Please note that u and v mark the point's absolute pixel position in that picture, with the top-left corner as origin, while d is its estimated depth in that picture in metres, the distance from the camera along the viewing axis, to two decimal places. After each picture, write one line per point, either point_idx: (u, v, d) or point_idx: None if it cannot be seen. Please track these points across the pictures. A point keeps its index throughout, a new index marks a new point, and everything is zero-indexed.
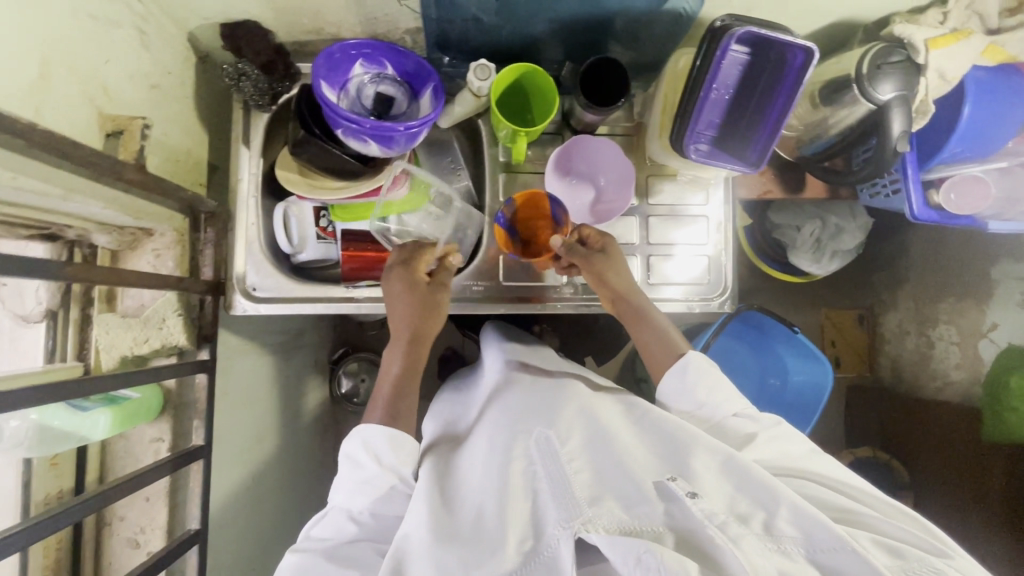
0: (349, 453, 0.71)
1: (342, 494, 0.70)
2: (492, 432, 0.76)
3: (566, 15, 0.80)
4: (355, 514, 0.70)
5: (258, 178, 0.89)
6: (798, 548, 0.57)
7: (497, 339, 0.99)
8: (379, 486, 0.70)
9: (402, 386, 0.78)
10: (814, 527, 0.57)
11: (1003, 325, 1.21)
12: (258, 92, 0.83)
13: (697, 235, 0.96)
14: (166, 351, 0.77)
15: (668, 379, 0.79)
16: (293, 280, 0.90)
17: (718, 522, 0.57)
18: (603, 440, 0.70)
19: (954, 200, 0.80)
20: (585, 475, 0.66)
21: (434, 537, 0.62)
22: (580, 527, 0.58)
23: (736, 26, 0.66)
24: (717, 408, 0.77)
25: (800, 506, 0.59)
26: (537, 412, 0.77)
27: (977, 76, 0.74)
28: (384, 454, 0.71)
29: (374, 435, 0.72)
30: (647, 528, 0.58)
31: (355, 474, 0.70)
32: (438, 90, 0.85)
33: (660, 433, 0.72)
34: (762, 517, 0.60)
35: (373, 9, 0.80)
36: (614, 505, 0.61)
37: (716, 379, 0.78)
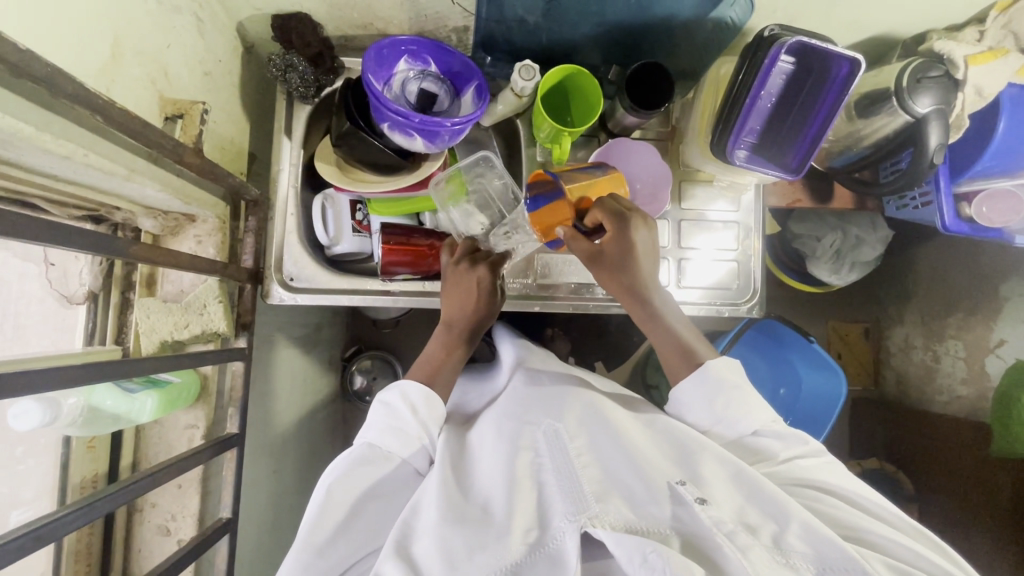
0: (386, 400, 0.74)
1: (373, 431, 0.71)
2: (500, 423, 0.78)
3: (614, 20, 0.82)
4: (384, 453, 0.70)
5: (298, 169, 0.89)
6: (809, 565, 0.55)
7: (510, 335, 1.03)
8: (411, 434, 0.71)
9: (455, 356, 0.81)
10: (827, 546, 0.56)
11: (1011, 341, 1.23)
12: (305, 83, 0.84)
13: (727, 240, 0.97)
14: (205, 336, 0.77)
15: (686, 385, 0.76)
16: (330, 272, 0.90)
17: (727, 530, 0.56)
18: (611, 437, 0.71)
19: (985, 213, 0.83)
20: (593, 471, 0.65)
21: (439, 521, 0.62)
22: (587, 521, 0.57)
23: (786, 35, 0.68)
24: (738, 424, 0.74)
25: (812, 525, 0.57)
26: (545, 406, 0.78)
27: (1012, 93, 0.77)
28: (418, 406, 0.73)
29: (413, 387, 0.74)
30: (654, 530, 0.58)
31: (390, 420, 0.72)
32: (481, 89, 0.86)
33: (672, 440, 0.72)
34: (772, 529, 0.59)
35: (424, 7, 0.81)
36: (621, 504, 0.61)
37: (739, 394, 0.74)
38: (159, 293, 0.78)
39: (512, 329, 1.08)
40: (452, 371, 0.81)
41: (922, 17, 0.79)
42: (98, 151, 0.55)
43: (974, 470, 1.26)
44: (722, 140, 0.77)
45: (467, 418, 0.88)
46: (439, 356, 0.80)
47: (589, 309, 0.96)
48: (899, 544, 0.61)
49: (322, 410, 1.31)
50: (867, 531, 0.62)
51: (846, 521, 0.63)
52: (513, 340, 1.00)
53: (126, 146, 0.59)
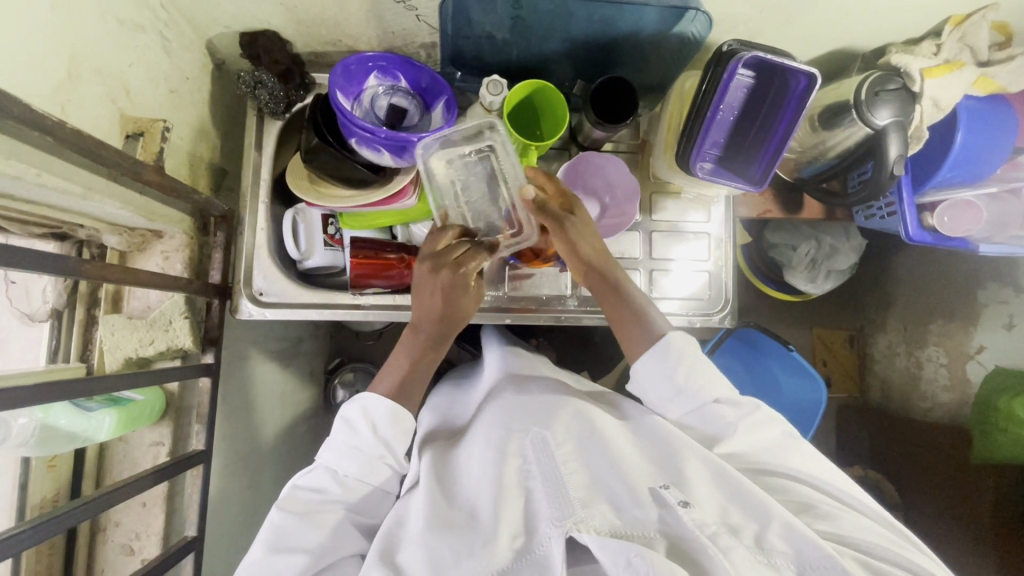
0: (346, 415, 0.72)
1: (331, 453, 0.70)
2: (485, 429, 0.76)
3: (578, 36, 0.83)
4: (340, 475, 0.69)
5: (269, 185, 0.90)
6: (790, 565, 0.57)
7: (497, 342, 1.00)
8: (369, 454, 0.70)
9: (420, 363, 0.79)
10: (807, 545, 0.57)
11: (990, 348, 1.24)
12: (274, 99, 0.85)
13: (698, 251, 0.98)
14: (170, 353, 0.77)
15: (644, 360, 0.74)
16: (300, 286, 0.90)
17: (709, 532, 0.57)
18: (597, 443, 0.70)
19: (947, 223, 0.83)
20: (580, 476, 0.66)
21: (427, 530, 0.63)
22: (572, 526, 0.59)
23: (743, 51, 0.69)
24: (699, 391, 0.72)
25: (793, 524, 0.58)
26: (534, 412, 0.76)
27: (969, 105, 0.78)
28: (379, 422, 0.71)
29: (373, 402, 0.72)
30: (638, 533, 0.60)
31: (349, 439, 0.70)
32: (450, 104, 0.87)
33: (657, 438, 0.71)
34: (754, 529, 0.60)
35: (390, 24, 0.82)
36: (607, 509, 0.62)
37: (697, 361, 0.73)
38: (125, 309, 0.77)
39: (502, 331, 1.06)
40: (417, 381, 0.78)
41: (879, 31, 0.81)
42: (52, 171, 0.55)
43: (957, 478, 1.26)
44: (685, 154, 0.78)
45: (458, 428, 0.85)
46: (403, 368, 0.78)
47: (561, 320, 0.97)
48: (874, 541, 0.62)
49: (302, 424, 1.30)
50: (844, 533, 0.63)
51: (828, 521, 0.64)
52: (502, 349, 0.97)
53: (83, 165, 0.59)
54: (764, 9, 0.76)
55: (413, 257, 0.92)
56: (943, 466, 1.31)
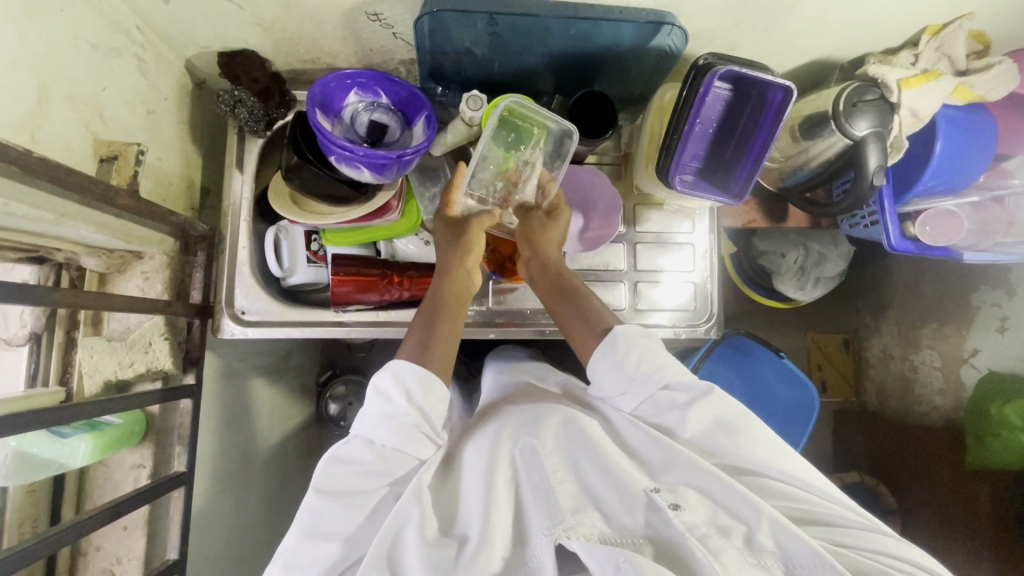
0: (377, 384, 0.67)
1: (367, 423, 0.65)
2: (478, 441, 0.73)
3: (557, 51, 0.83)
4: (377, 446, 0.64)
5: (251, 203, 0.90)
6: (778, 564, 0.56)
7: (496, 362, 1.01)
8: (405, 423, 0.64)
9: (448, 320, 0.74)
10: (798, 545, 0.55)
11: (983, 351, 1.22)
12: (254, 118, 0.84)
13: (684, 262, 0.97)
14: (151, 375, 0.77)
15: (597, 356, 0.73)
16: (282, 304, 0.90)
17: (699, 534, 0.56)
18: (589, 447, 0.67)
19: (928, 232, 0.83)
20: (570, 485, 0.64)
21: (422, 542, 0.60)
22: (562, 533, 0.57)
23: (718, 65, 0.69)
24: (650, 377, 0.71)
25: (780, 521, 0.57)
26: (524, 421, 0.74)
27: (948, 114, 0.78)
28: (412, 389, 0.66)
29: (405, 369, 0.67)
30: (628, 540, 0.57)
31: (382, 407, 0.65)
32: (431, 119, 0.86)
33: (647, 441, 0.69)
34: (742, 530, 0.58)
35: (368, 42, 0.83)
36: (596, 517, 0.60)
37: (647, 347, 0.73)
38: (104, 331, 0.77)
39: (495, 351, 1.06)
40: (452, 325, 0.74)
41: (856, 42, 0.81)
42: (19, 198, 0.56)
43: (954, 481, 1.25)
44: (665, 167, 0.78)
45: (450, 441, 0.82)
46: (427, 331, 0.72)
47: (546, 334, 0.96)
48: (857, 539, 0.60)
49: (293, 440, 1.30)
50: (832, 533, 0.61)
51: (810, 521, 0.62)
52: (497, 368, 0.97)
53: (53, 190, 0.60)
54: (738, 23, 0.76)
55: (396, 273, 0.92)
56: (940, 470, 1.30)
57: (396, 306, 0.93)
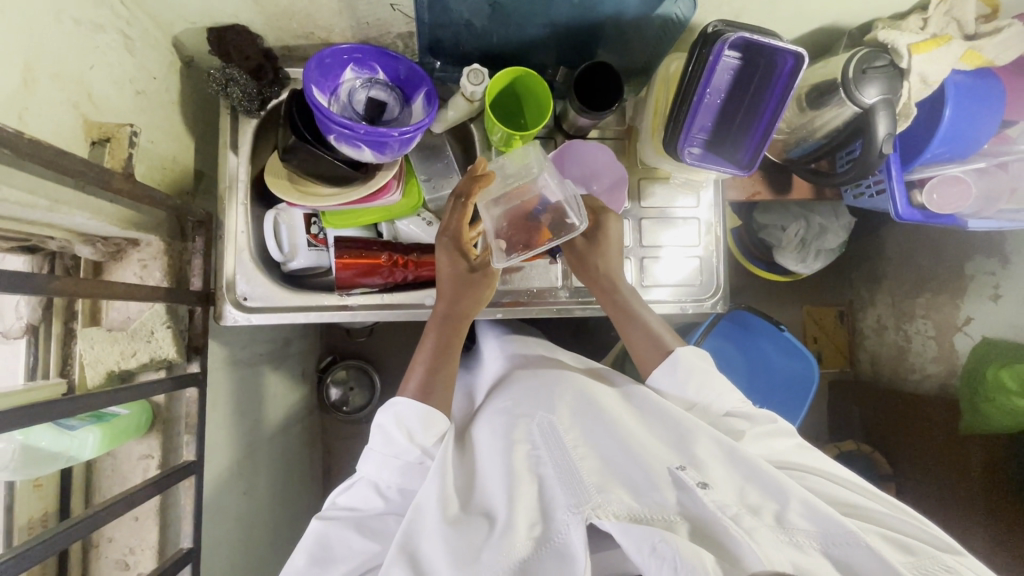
0: (381, 424, 0.70)
1: (372, 465, 0.70)
2: (492, 421, 0.75)
3: (561, 21, 0.80)
4: (382, 489, 0.70)
5: (247, 187, 0.87)
6: (813, 542, 0.55)
7: (494, 330, 1.01)
8: (408, 460, 0.69)
9: (440, 359, 0.76)
10: (829, 522, 0.56)
11: (977, 318, 1.24)
12: (247, 97, 0.82)
13: (687, 236, 0.97)
14: (154, 364, 0.75)
15: (659, 375, 0.78)
16: (283, 289, 0.88)
17: (732, 513, 0.55)
18: (603, 427, 0.69)
19: (936, 200, 0.82)
20: (592, 461, 0.64)
21: (444, 522, 0.62)
22: (591, 512, 0.56)
23: (729, 32, 0.67)
24: (714, 402, 0.76)
25: (812, 501, 0.57)
26: (536, 396, 0.76)
27: (956, 80, 0.77)
28: (414, 428, 0.69)
29: (407, 408, 0.70)
30: (659, 517, 0.56)
31: (386, 448, 0.69)
32: (431, 95, 0.85)
33: (663, 418, 0.71)
34: (773, 508, 0.58)
35: (364, 14, 0.79)
36: (624, 494, 0.59)
37: (706, 373, 0.77)
38: (103, 322, 0.75)
39: (498, 324, 1.05)
40: (452, 365, 0.77)
41: (865, 6, 0.79)
42: (9, 184, 0.53)
43: (948, 445, 1.29)
44: (674, 139, 0.77)
45: (464, 421, 0.85)
46: (425, 372, 0.74)
47: (553, 310, 0.95)
48: (895, 518, 0.62)
49: (298, 425, 1.30)
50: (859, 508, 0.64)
51: (843, 499, 0.65)
52: (501, 336, 0.98)
53: (45, 176, 0.58)
54: None
55: (399, 255, 0.90)
56: (933, 435, 1.33)
57: (402, 289, 0.91)
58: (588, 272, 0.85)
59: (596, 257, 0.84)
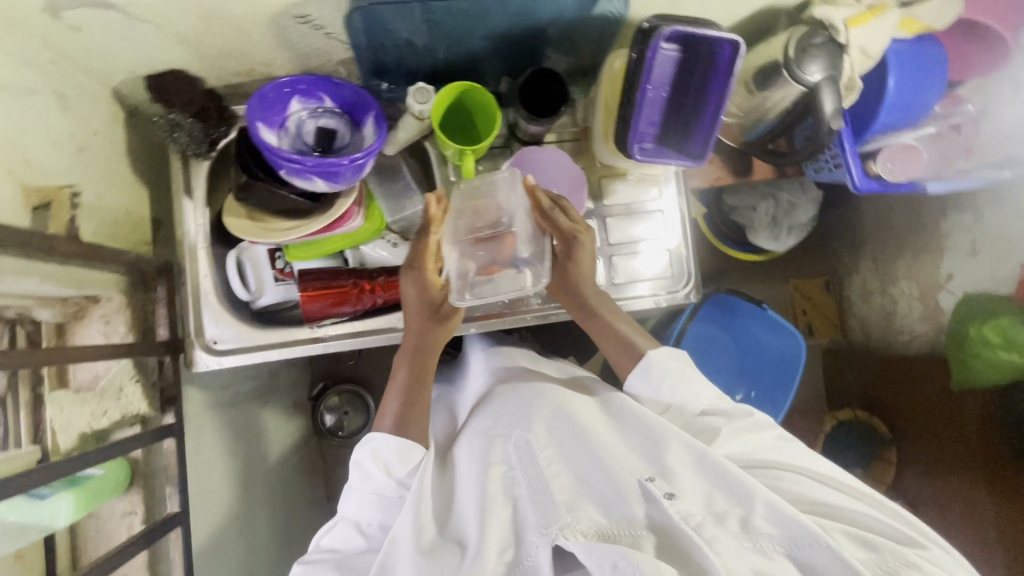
0: (358, 461, 0.70)
1: (352, 504, 0.70)
2: (470, 443, 0.75)
3: (499, 31, 0.80)
4: (362, 526, 0.70)
5: (206, 229, 0.86)
6: (777, 546, 0.58)
7: (480, 342, 1.00)
8: (387, 495, 0.70)
9: (413, 393, 0.75)
10: (791, 524, 0.57)
11: (957, 275, 1.25)
12: (195, 141, 0.82)
13: (654, 229, 0.97)
14: (127, 421, 0.76)
15: (632, 381, 0.78)
16: (253, 328, 0.87)
17: (694, 524, 0.57)
18: (577, 440, 0.69)
19: (890, 168, 0.82)
20: (564, 480, 0.65)
21: (419, 551, 0.62)
22: (557, 533, 0.58)
23: (663, 26, 0.68)
24: (687, 403, 0.77)
25: (776, 504, 0.58)
26: (513, 414, 0.76)
27: (897, 48, 0.77)
28: (391, 463, 0.70)
29: (381, 441, 0.70)
30: (625, 532, 0.58)
31: (366, 485, 0.69)
32: (379, 117, 0.84)
33: (638, 428, 0.70)
34: (738, 514, 0.60)
35: (300, 46, 0.77)
36: (593, 510, 0.61)
37: (680, 374, 0.77)
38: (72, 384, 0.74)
39: (484, 336, 1.04)
40: (425, 397, 0.76)
41: None
42: None
43: (943, 402, 1.29)
44: (623, 137, 0.77)
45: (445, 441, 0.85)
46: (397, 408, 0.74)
47: (527, 320, 0.96)
48: (865, 517, 0.64)
49: (296, 457, 1.29)
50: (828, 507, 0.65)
51: (820, 500, 0.65)
52: (485, 349, 0.97)
53: None
54: None
55: (365, 280, 0.88)
56: (930, 394, 1.33)
57: (373, 315, 0.90)
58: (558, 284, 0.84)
59: (565, 274, 0.82)
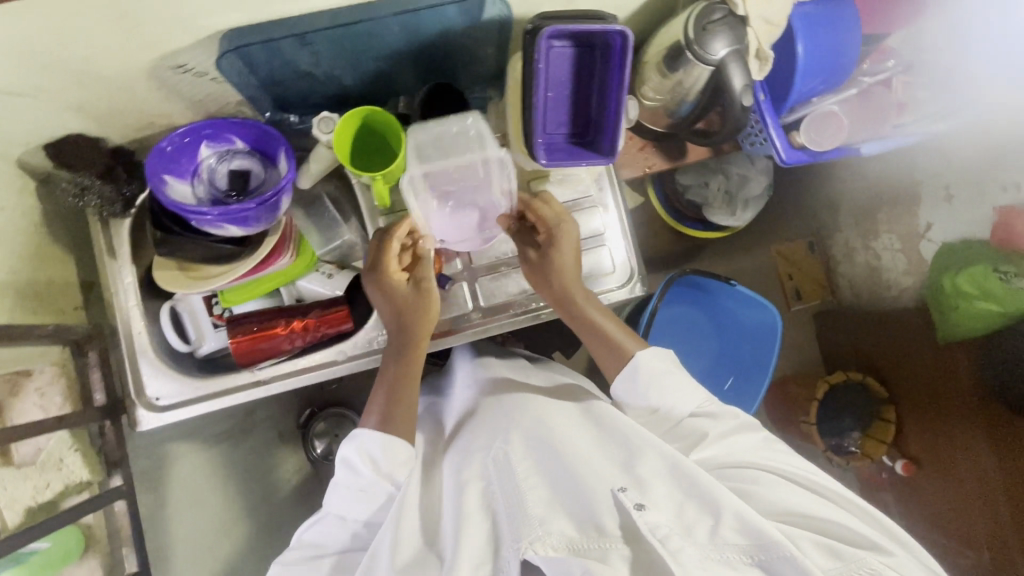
0: (344, 456, 0.71)
1: (337, 497, 0.71)
2: (455, 461, 0.75)
3: (392, 50, 0.78)
4: (348, 519, 0.72)
5: (136, 286, 0.87)
6: (742, 556, 0.56)
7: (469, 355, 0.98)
8: (374, 491, 0.70)
9: (400, 386, 0.76)
10: (759, 535, 0.55)
11: (937, 223, 1.22)
12: (108, 200, 0.82)
13: (591, 225, 0.94)
14: (75, 488, 0.77)
15: (619, 381, 0.77)
16: (192, 379, 0.86)
17: (661, 535, 0.55)
18: (552, 450, 0.67)
19: (814, 138, 0.79)
20: (539, 490, 0.63)
21: (393, 571, 0.63)
22: (527, 547, 0.57)
23: (545, 25, 0.66)
24: (677, 407, 0.75)
25: (745, 515, 0.56)
26: (494, 428, 0.75)
27: (804, 11, 0.74)
28: (376, 455, 0.70)
29: (369, 438, 0.70)
30: (595, 545, 0.56)
31: (351, 480, 0.70)
32: (288, 154, 0.82)
33: (617, 439, 0.69)
34: (706, 523, 0.58)
35: (191, 94, 0.76)
36: (566, 523, 0.59)
37: (666, 376, 0.76)
38: None
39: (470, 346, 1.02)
40: (411, 394, 0.76)
41: None
42: None
43: (931, 355, 1.24)
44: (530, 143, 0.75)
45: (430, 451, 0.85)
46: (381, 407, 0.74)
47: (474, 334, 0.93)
48: (837, 526, 0.62)
49: None
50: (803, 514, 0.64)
51: (794, 510, 0.64)
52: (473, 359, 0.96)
53: None
54: None
55: (297, 318, 0.87)
56: (919, 347, 1.27)
57: (315, 350, 0.89)
58: (545, 288, 0.83)
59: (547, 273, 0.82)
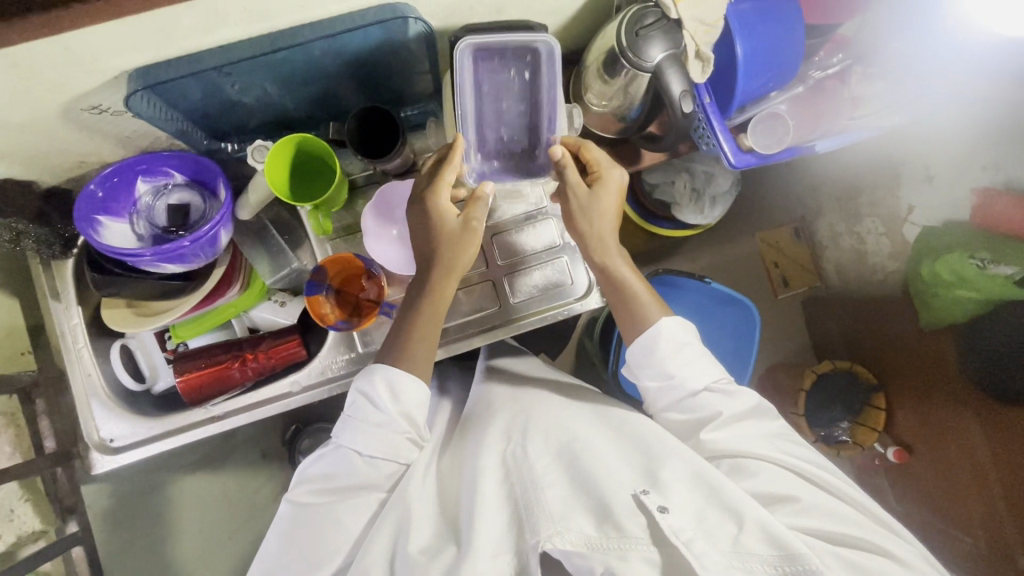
0: (364, 389, 0.70)
1: (349, 434, 0.70)
2: (472, 451, 0.74)
3: (320, 73, 0.75)
4: (361, 454, 0.70)
5: (83, 327, 0.85)
6: (764, 566, 0.55)
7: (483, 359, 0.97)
8: (392, 431, 0.69)
9: (423, 329, 0.73)
10: (785, 547, 0.55)
11: (919, 206, 1.16)
12: (46, 241, 0.80)
13: (547, 237, 0.90)
14: (31, 536, 0.92)
15: (637, 346, 0.74)
16: (145, 419, 0.85)
17: (685, 538, 0.55)
18: (572, 455, 0.67)
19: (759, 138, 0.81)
20: (557, 489, 0.63)
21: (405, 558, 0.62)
22: (544, 540, 0.57)
23: (462, 40, 0.68)
24: (694, 378, 0.72)
25: (771, 527, 0.56)
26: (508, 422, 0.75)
27: (738, 11, 0.72)
28: (397, 394, 0.70)
29: (392, 373, 0.70)
30: (614, 544, 0.56)
31: (370, 419, 0.69)
32: (225, 186, 0.79)
33: (639, 444, 0.69)
34: (729, 529, 0.57)
35: (115, 132, 0.74)
36: (586, 520, 0.59)
37: (687, 350, 0.73)
38: None
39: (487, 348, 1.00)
40: (426, 348, 0.73)
41: None
42: None
43: (920, 343, 1.18)
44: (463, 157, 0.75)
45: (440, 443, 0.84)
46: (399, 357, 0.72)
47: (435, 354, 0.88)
48: (853, 534, 0.61)
49: None
50: (820, 521, 0.62)
51: (816, 527, 0.62)
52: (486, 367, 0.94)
53: None
54: None
55: (247, 350, 0.87)
56: (908, 336, 1.21)
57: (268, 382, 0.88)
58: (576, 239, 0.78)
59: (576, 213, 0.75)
